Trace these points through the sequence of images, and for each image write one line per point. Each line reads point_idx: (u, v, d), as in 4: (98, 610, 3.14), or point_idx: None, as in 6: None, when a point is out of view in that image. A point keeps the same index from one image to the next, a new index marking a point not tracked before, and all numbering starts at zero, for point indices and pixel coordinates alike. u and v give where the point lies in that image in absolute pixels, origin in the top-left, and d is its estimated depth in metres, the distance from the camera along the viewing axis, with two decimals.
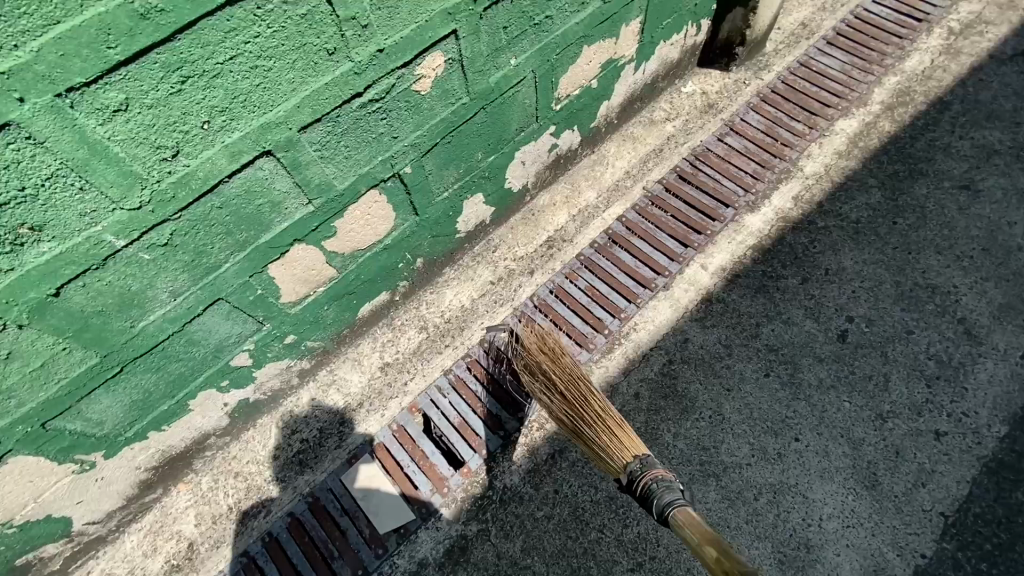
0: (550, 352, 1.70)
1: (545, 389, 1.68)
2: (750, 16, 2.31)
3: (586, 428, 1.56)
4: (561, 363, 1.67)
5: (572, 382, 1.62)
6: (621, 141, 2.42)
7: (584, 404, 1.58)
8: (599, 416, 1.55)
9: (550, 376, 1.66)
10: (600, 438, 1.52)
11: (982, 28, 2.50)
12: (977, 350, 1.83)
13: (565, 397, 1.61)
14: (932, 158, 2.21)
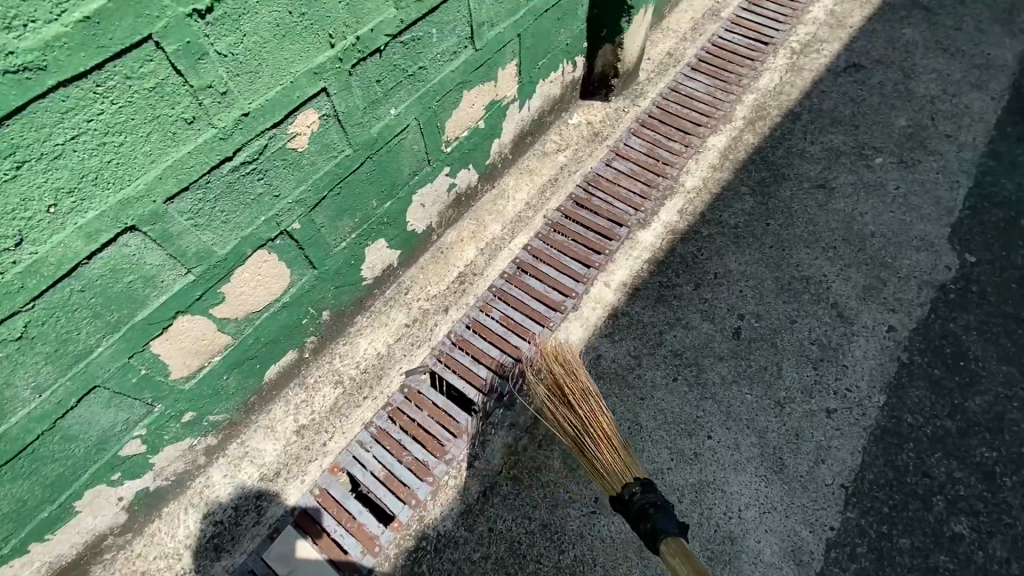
0: (569, 364, 1.77)
1: (556, 401, 1.75)
2: (617, 52, 2.57)
3: (591, 442, 1.65)
4: (579, 378, 1.74)
5: (586, 399, 1.70)
6: (519, 174, 2.58)
7: (593, 421, 1.67)
8: (606, 435, 1.64)
9: (564, 388, 1.73)
10: (604, 454, 1.62)
11: (818, 46, 3.01)
12: (850, 330, 2.03)
13: (577, 411, 1.70)
14: (791, 162, 2.56)
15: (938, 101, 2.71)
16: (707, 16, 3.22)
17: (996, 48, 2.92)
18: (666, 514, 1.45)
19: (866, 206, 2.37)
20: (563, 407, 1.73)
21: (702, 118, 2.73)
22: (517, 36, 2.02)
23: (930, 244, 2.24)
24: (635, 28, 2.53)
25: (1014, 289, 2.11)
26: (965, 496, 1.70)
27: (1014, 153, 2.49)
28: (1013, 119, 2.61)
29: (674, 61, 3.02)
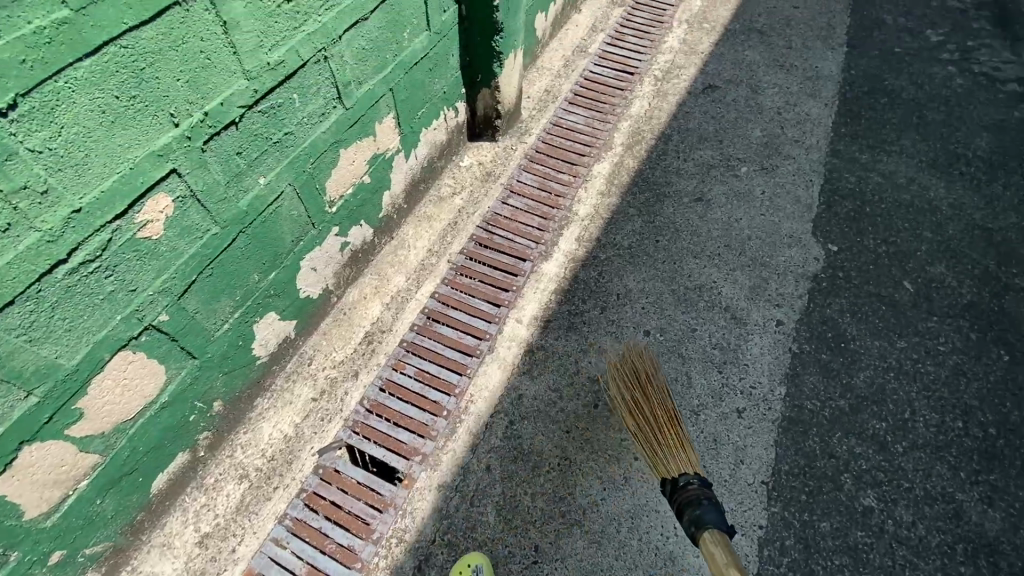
0: (652, 364, 1.92)
1: (631, 392, 1.87)
2: (495, 94, 2.65)
3: (656, 432, 1.77)
4: (658, 377, 1.89)
5: (662, 396, 1.84)
6: (417, 223, 2.52)
7: (665, 415, 1.79)
8: (672, 428, 1.77)
9: (645, 384, 1.86)
10: (670, 444, 1.74)
11: (677, 72, 3.30)
12: (745, 329, 2.16)
13: (652, 404, 1.82)
14: (670, 180, 2.76)
15: (783, 111, 3.04)
16: (576, 53, 3.45)
17: (821, 61, 3.35)
18: (716, 510, 1.55)
19: (740, 213, 2.59)
20: (635, 397, 1.86)
21: (586, 148, 2.91)
22: (389, 90, 2.01)
23: (798, 239, 2.47)
24: (509, 70, 2.61)
25: (872, 268, 2.35)
26: (867, 469, 1.83)
27: (851, 150, 2.83)
28: (845, 120, 2.98)
29: (552, 97, 3.19)
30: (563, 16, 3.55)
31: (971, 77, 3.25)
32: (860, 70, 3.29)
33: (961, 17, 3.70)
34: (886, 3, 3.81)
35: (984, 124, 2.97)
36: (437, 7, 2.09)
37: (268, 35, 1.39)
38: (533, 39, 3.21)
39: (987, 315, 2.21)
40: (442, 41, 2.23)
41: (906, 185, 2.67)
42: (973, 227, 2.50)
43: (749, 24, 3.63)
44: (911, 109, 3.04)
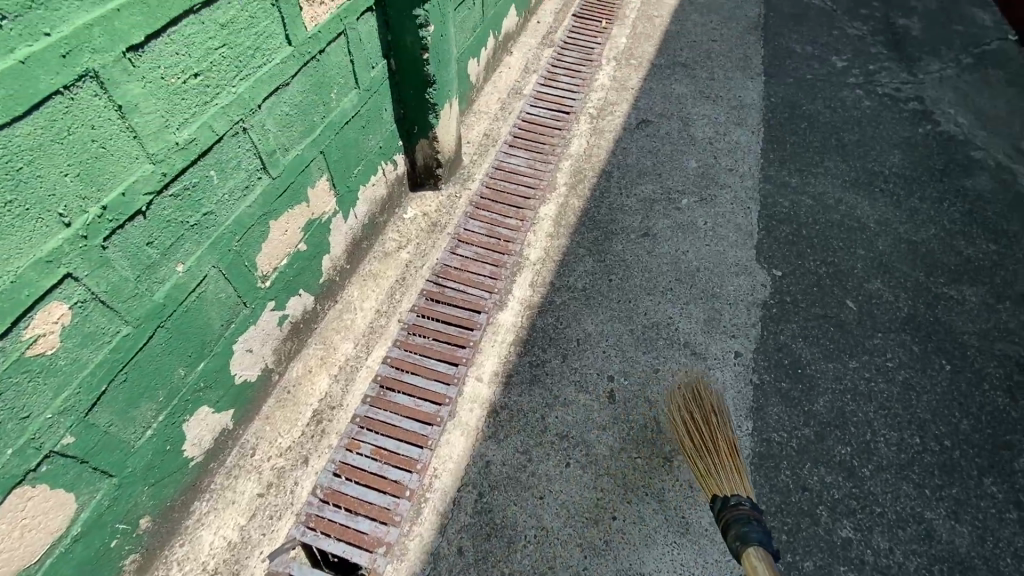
0: (713, 394, 1.89)
1: (692, 416, 1.83)
2: (434, 144, 2.59)
3: (713, 454, 1.73)
4: (719, 405, 1.86)
5: (722, 422, 1.81)
6: (362, 282, 2.38)
7: (724, 440, 1.75)
8: (729, 453, 1.73)
9: (706, 412, 1.83)
10: (725, 466, 1.70)
11: (611, 108, 3.43)
12: (705, 365, 2.16)
13: (713, 429, 1.78)
14: (615, 218, 2.78)
15: (715, 141, 3.16)
16: (511, 96, 3.52)
17: (742, 90, 3.52)
18: (764, 531, 1.51)
19: (686, 245, 2.63)
20: (695, 418, 1.82)
21: (531, 191, 2.91)
22: (320, 152, 1.90)
23: (744, 266, 2.52)
24: (446, 120, 2.57)
25: (816, 290, 2.42)
26: (839, 498, 1.83)
27: (782, 175, 2.95)
28: (771, 146, 3.13)
29: (492, 141, 3.20)
30: (495, 61, 3.59)
31: (877, 98, 3.51)
32: (779, 97, 3.48)
33: (860, 43, 4.01)
34: (793, 34, 4.10)
35: (894, 142, 3.18)
36: (364, 64, 2.02)
37: (174, 113, 1.27)
38: (467, 84, 3.21)
39: (925, 326, 2.31)
40: (373, 97, 2.15)
41: (836, 205, 2.80)
42: (900, 241, 2.64)
43: (673, 58, 3.80)
44: (828, 132, 3.23)
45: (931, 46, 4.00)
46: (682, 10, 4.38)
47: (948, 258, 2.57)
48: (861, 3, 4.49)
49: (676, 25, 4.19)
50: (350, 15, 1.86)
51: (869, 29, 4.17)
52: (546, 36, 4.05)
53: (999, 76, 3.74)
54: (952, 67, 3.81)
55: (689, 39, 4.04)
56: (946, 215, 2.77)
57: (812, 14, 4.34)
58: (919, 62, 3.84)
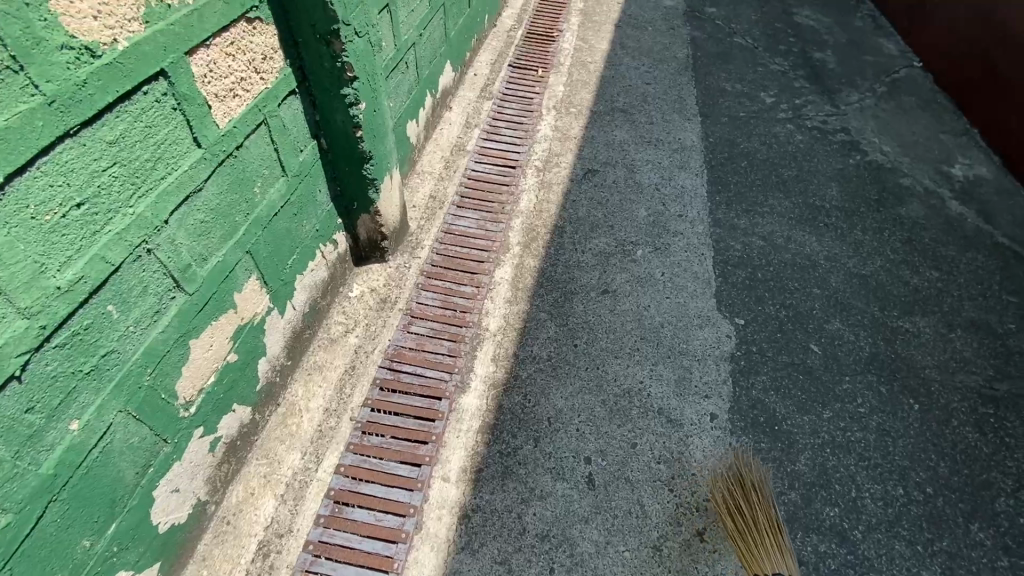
0: (754, 470, 1.88)
1: (734, 494, 1.81)
2: (377, 218, 2.43)
3: (756, 533, 1.72)
4: (763, 482, 1.85)
5: (764, 499, 1.80)
6: (308, 377, 2.16)
7: (767, 519, 1.75)
8: (773, 531, 1.73)
9: (747, 490, 1.81)
10: (766, 544, 1.70)
11: (557, 159, 3.44)
12: (683, 432, 2.06)
13: (755, 507, 1.77)
14: (573, 276, 2.70)
15: (661, 187, 3.18)
16: (455, 152, 3.44)
17: (681, 133, 3.59)
18: None
19: (647, 299, 2.57)
20: (736, 496, 1.81)
21: (484, 253, 2.78)
22: (246, 252, 1.72)
23: (706, 317, 2.48)
24: (387, 191, 2.42)
25: (780, 336, 2.40)
26: (835, 568, 1.75)
27: (730, 217, 2.98)
28: (716, 188, 3.17)
29: (439, 202, 3.08)
30: (435, 118, 3.52)
31: (807, 131, 3.64)
32: (717, 137, 3.56)
33: (784, 78, 4.20)
34: (721, 72, 4.25)
35: (830, 174, 3.29)
36: (290, 149, 1.86)
37: (52, 253, 1.09)
38: (407, 145, 3.10)
39: (888, 364, 2.31)
40: (304, 180, 2.00)
41: (785, 244, 2.83)
42: (851, 276, 2.67)
43: (612, 105, 3.88)
44: (768, 169, 3.31)
45: (847, 78, 4.23)
46: (614, 54, 4.48)
47: (896, 289, 2.62)
48: (779, 39, 4.74)
49: (610, 70, 4.28)
50: (269, 103, 1.70)
51: (790, 64, 4.39)
52: (484, 89, 4.05)
53: (912, 102, 3.98)
54: (870, 96, 4.03)
55: (624, 83, 4.12)
56: (889, 245, 2.85)
57: (736, 52, 4.54)
58: (840, 93, 4.05)
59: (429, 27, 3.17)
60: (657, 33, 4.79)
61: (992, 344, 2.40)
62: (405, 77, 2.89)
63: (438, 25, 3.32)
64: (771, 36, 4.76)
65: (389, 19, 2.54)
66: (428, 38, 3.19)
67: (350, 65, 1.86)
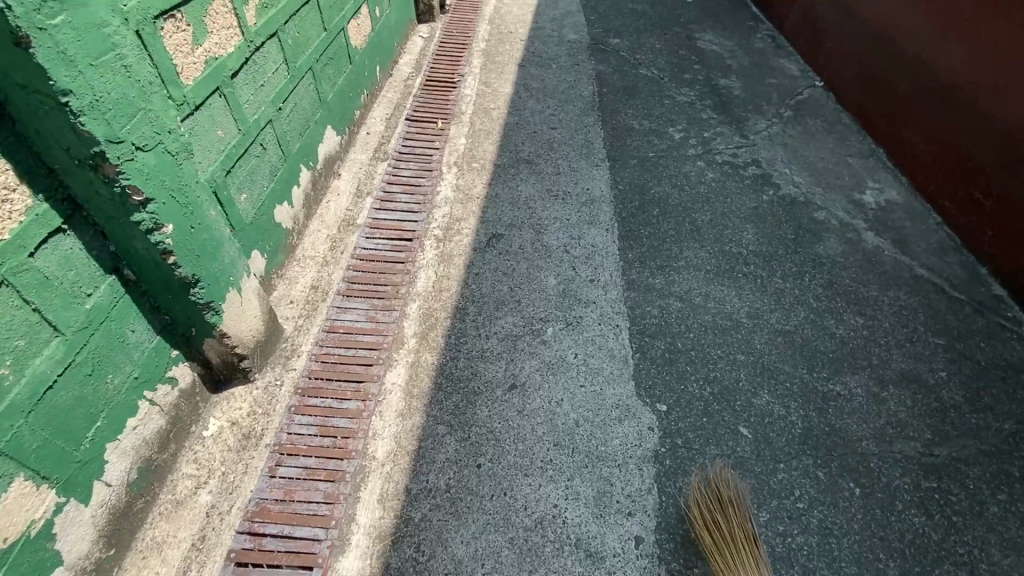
0: (732, 484, 1.86)
1: (715, 514, 1.78)
2: (225, 340, 2.03)
3: (733, 549, 1.71)
4: (741, 497, 1.83)
5: (743, 517, 1.78)
6: (141, 562, 1.75)
7: (746, 539, 1.73)
8: (749, 546, 1.72)
9: (726, 505, 1.80)
10: (743, 561, 1.68)
11: (458, 226, 3.13)
12: (605, 571, 1.76)
13: (736, 526, 1.75)
14: (475, 370, 2.33)
15: (570, 249, 2.94)
16: (342, 227, 3.05)
17: (588, 183, 3.39)
18: None
19: (559, 392, 2.24)
20: (716, 511, 1.79)
21: (371, 355, 2.39)
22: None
23: (626, 408, 2.19)
24: (234, 308, 2.02)
25: (705, 422, 2.14)
26: None
27: (644, 277, 2.75)
28: (628, 244, 2.95)
29: (321, 293, 2.68)
30: (317, 192, 3.14)
31: (718, 167, 3.49)
32: (627, 183, 3.37)
33: (691, 109, 4.08)
34: (628, 109, 4.09)
35: (744, 214, 3.13)
36: (64, 301, 1.50)
37: None
38: (279, 232, 2.71)
39: (823, 441, 2.08)
40: (99, 328, 1.62)
41: (705, 303, 2.61)
42: (775, 334, 2.47)
43: (516, 157, 3.65)
44: (681, 215, 3.13)
45: (753, 103, 4.15)
46: (518, 98, 4.26)
47: (823, 344, 2.43)
48: (684, 67, 4.65)
49: (514, 116, 4.05)
50: (9, 257, 1.35)
51: (696, 93, 4.28)
52: (378, 148, 3.70)
53: (818, 125, 3.92)
54: (777, 122, 3.96)
55: (529, 130, 3.90)
56: (811, 291, 2.68)
57: (642, 85, 4.41)
58: (747, 121, 3.94)
59: (293, 95, 2.81)
60: (561, 71, 4.61)
61: (926, 400, 2.21)
62: (262, 160, 2.51)
63: (306, 91, 2.96)
64: (676, 65, 4.67)
65: (224, 103, 2.17)
66: (294, 108, 2.83)
67: (134, 187, 1.48)
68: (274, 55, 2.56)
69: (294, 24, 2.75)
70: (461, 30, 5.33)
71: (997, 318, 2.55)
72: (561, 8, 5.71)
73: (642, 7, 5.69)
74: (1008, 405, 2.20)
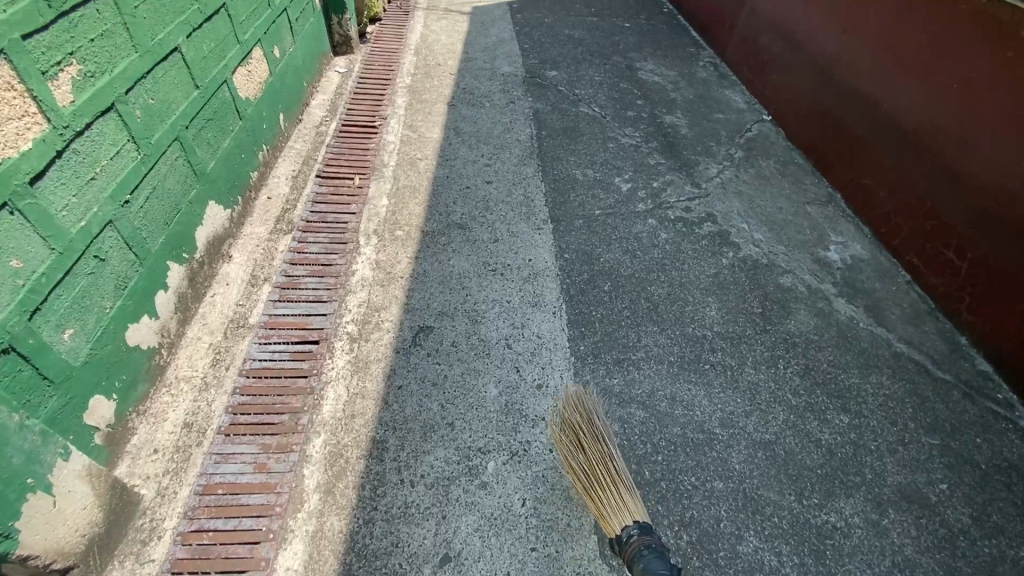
0: (584, 417, 2.05)
1: (579, 453, 1.95)
2: (28, 563, 1.48)
3: (598, 484, 1.87)
4: (599, 429, 2.01)
5: (604, 449, 1.95)
6: None
7: (607, 466, 1.90)
8: (610, 474, 1.88)
9: (580, 440, 1.98)
10: (608, 492, 1.84)
11: (376, 318, 2.57)
12: None
13: (596, 460, 1.91)
14: (396, 539, 1.83)
15: (512, 342, 2.47)
16: (229, 333, 2.46)
17: (530, 252, 2.95)
18: (658, 558, 1.65)
19: (503, 563, 1.78)
20: (576, 449, 1.97)
21: (257, 528, 1.85)
22: None
23: None
24: (38, 521, 1.49)
25: None
26: None
27: (601, 378, 2.32)
28: (579, 332, 2.52)
29: (196, 435, 2.10)
30: (197, 287, 2.53)
31: (671, 226, 3.14)
32: (573, 250, 2.96)
33: (637, 154, 3.72)
34: (569, 155, 3.70)
35: (706, 284, 2.77)
36: None
37: None
38: (137, 359, 2.10)
39: None
40: None
41: (672, 410, 2.21)
42: (754, 448, 2.10)
43: (446, 219, 3.16)
44: (635, 289, 2.74)
45: (702, 144, 3.83)
46: (447, 145, 3.77)
47: (809, 459, 2.08)
48: (627, 102, 4.30)
49: (443, 168, 3.56)
50: None
51: (641, 134, 3.94)
52: (281, 217, 3.12)
53: (772, 166, 3.64)
54: (729, 164, 3.65)
55: (461, 185, 3.42)
56: (787, 384, 2.33)
57: (583, 125, 4.03)
58: (698, 165, 3.62)
59: (151, 177, 2.21)
60: (495, 110, 4.18)
61: (932, 527, 1.91)
62: (100, 275, 1.91)
63: (173, 167, 2.37)
64: (618, 100, 4.32)
65: (19, 221, 1.58)
66: (153, 192, 2.23)
67: None
68: (109, 135, 1.96)
69: (144, 89, 2.16)
70: (382, 62, 4.79)
71: (988, 404, 2.31)
72: (493, 35, 5.27)
73: (579, 33, 5.34)
74: (1019, 523, 1.94)
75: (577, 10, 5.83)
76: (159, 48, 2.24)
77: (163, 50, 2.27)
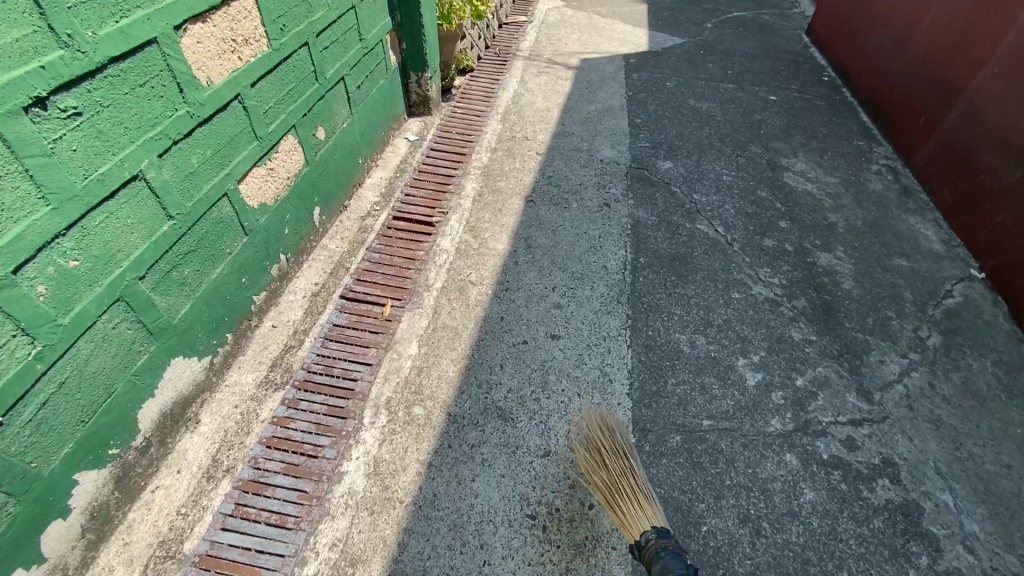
0: (603, 427, 1.94)
1: (597, 464, 1.86)
2: None
3: (616, 491, 1.77)
4: (620, 445, 1.88)
5: (624, 457, 1.85)
6: None
7: (625, 474, 1.79)
8: (628, 481, 1.77)
9: (597, 449, 1.89)
10: (624, 500, 1.73)
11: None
12: None
13: (615, 470, 1.81)
14: None
15: None
16: (149, 569, 1.77)
17: None
18: (678, 557, 1.49)
19: None
20: (593, 453, 1.89)
21: None
22: None
23: None
24: None
25: None
26: None
27: None
28: None
29: None
30: (129, 486, 1.88)
31: (820, 473, 2.01)
32: (661, 495, 1.94)
33: (773, 315, 2.61)
34: (673, 305, 2.68)
35: None
36: None
37: None
38: None
39: None
40: None
41: None
42: None
43: (485, 395, 2.29)
44: None
45: (875, 312, 2.62)
46: (511, 265, 2.91)
47: None
48: (764, 222, 3.17)
49: (499, 303, 2.70)
50: None
51: (783, 279, 2.80)
52: (279, 360, 2.41)
53: (994, 375, 2.36)
54: (920, 357, 2.42)
55: (517, 335, 2.54)
56: None
57: (698, 253, 2.97)
58: (869, 354, 2.42)
59: (58, 369, 1.57)
60: (583, 213, 3.25)
61: None
62: None
63: (107, 340, 1.72)
64: (751, 217, 3.20)
65: None
66: (58, 390, 1.58)
67: None
68: None
69: (61, 254, 1.52)
70: (460, 127, 4.02)
71: None
72: (599, 102, 4.33)
73: (708, 107, 4.26)
74: None
75: (710, 73, 4.72)
76: (98, 187, 1.59)
77: (106, 188, 1.62)
